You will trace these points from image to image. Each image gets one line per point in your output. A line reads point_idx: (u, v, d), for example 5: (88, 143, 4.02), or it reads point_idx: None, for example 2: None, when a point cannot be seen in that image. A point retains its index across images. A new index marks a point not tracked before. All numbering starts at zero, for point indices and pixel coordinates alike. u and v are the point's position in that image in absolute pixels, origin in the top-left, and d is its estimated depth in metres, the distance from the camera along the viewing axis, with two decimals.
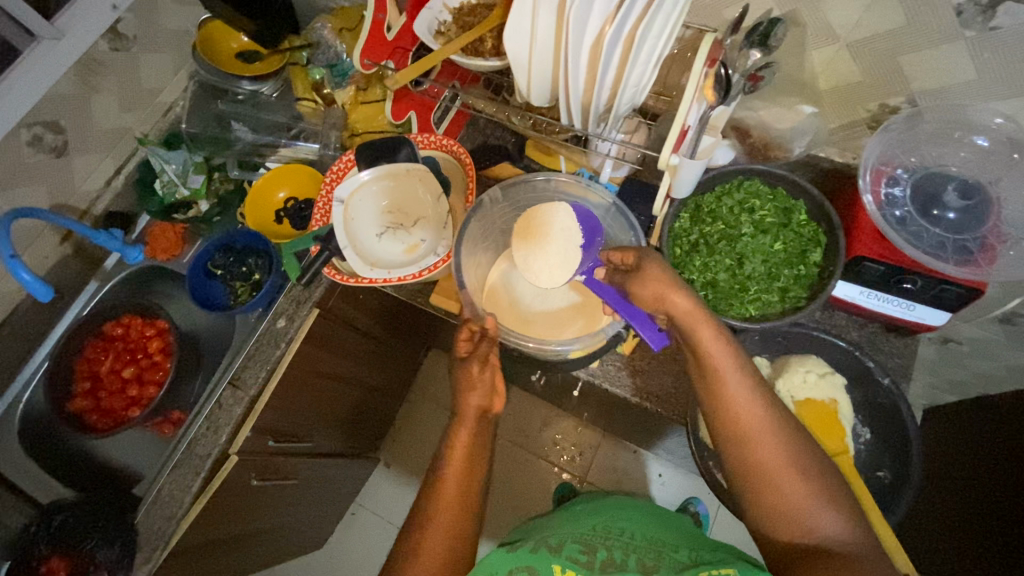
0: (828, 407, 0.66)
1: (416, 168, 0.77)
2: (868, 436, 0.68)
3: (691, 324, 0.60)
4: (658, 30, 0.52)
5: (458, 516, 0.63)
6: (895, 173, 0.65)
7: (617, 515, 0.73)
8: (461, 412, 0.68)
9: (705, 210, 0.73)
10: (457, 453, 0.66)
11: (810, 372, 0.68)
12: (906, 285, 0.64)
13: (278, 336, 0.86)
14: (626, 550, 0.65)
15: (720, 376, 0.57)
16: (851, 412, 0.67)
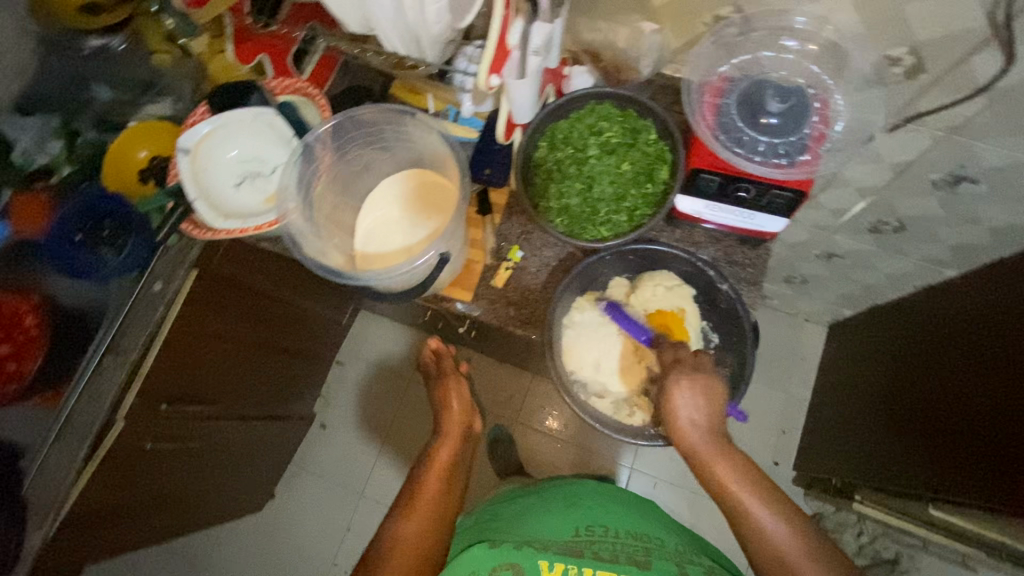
0: (676, 315, 0.72)
1: (264, 112, 0.75)
2: (715, 341, 0.73)
3: (685, 440, 0.66)
4: None
5: (435, 504, 0.77)
6: (727, 83, 0.67)
7: (600, 509, 0.88)
8: (445, 415, 0.89)
9: (559, 136, 0.73)
10: (445, 449, 0.84)
11: (658, 285, 0.73)
12: (741, 194, 0.67)
13: (154, 299, 0.85)
14: (615, 548, 0.80)
15: (695, 448, 0.66)
16: (698, 319, 0.73)
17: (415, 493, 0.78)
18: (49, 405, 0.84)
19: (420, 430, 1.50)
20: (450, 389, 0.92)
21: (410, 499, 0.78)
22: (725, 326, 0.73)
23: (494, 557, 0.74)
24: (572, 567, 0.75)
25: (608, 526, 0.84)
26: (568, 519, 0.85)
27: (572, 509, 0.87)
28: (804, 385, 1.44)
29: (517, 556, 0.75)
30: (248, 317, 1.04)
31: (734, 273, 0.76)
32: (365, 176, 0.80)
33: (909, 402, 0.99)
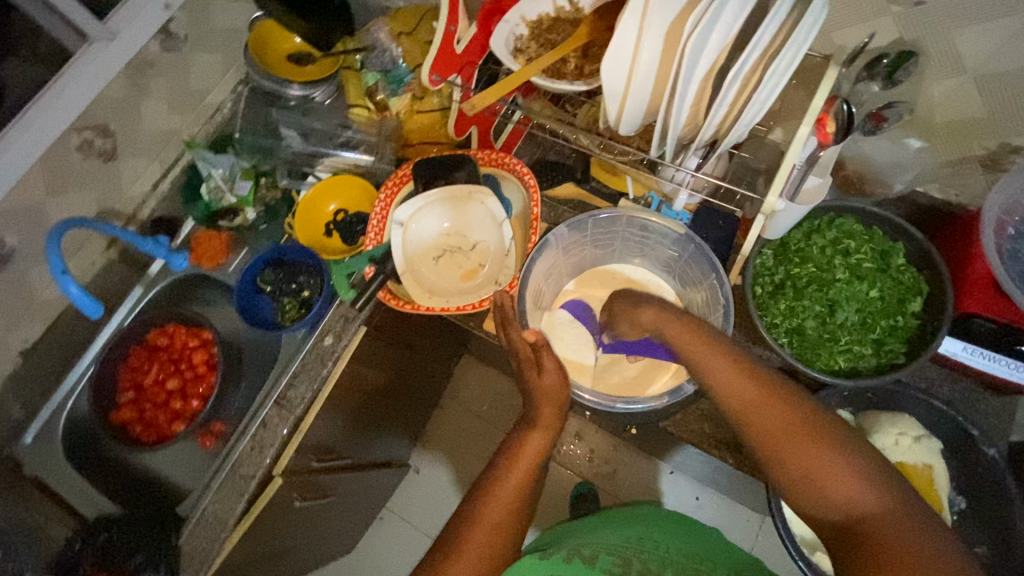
0: (924, 473, 0.63)
1: (477, 189, 0.72)
2: (960, 504, 0.65)
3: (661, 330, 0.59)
4: (783, 67, 0.45)
5: (501, 537, 0.57)
6: (1019, 225, 0.59)
7: (646, 525, 0.75)
8: (537, 410, 0.66)
9: (792, 249, 0.67)
10: (528, 456, 0.62)
11: (906, 433, 0.63)
12: (1022, 348, 0.58)
13: (325, 355, 0.83)
14: (667, 563, 0.66)
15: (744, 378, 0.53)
16: (947, 482, 0.64)
17: (473, 510, 0.58)
18: (210, 443, 0.86)
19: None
20: (546, 387, 0.67)
21: (469, 518, 0.58)
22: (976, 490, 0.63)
23: (543, 566, 0.62)
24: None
25: (664, 543, 0.71)
26: (618, 532, 0.73)
27: (618, 524, 0.76)
28: None
29: (564, 566, 0.63)
30: (386, 370, 1.00)
31: (978, 423, 0.67)
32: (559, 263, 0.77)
33: None
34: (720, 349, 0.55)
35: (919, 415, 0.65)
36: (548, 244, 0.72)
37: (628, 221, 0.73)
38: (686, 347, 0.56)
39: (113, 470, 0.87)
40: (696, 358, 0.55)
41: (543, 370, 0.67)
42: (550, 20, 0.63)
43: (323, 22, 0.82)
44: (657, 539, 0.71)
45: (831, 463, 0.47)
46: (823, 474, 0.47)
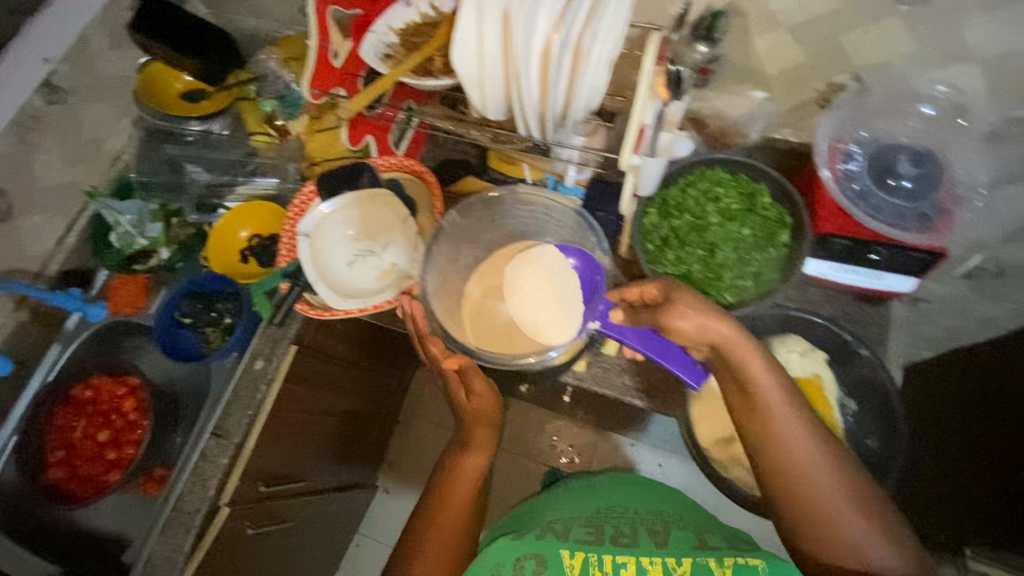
0: (812, 382, 0.69)
1: (380, 192, 0.77)
2: (852, 407, 0.71)
3: (736, 352, 0.60)
4: (603, 36, 0.53)
5: (458, 529, 0.72)
6: (849, 148, 0.66)
7: (609, 493, 0.86)
8: (472, 432, 0.77)
9: (672, 203, 0.74)
10: (472, 467, 0.76)
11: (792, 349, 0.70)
12: (873, 256, 0.66)
13: (257, 378, 0.84)
14: (632, 524, 0.79)
15: (774, 412, 0.61)
16: (833, 384, 0.70)
17: (433, 511, 0.73)
18: (152, 489, 0.84)
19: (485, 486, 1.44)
20: (478, 410, 0.76)
21: (428, 511, 0.74)
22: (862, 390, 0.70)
23: (513, 549, 0.71)
24: (593, 554, 0.71)
25: (625, 505, 0.83)
26: (585, 503, 0.84)
27: (587, 496, 0.86)
28: None
29: (538, 546, 0.72)
30: (329, 387, 1.01)
31: (859, 332, 0.74)
32: (471, 249, 0.78)
33: None
34: (763, 366, 0.61)
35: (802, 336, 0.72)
36: (442, 228, 0.75)
37: (515, 197, 0.76)
38: (771, 413, 0.61)
39: (50, 532, 0.84)
40: (772, 437, 0.61)
41: (472, 398, 0.76)
42: (415, 26, 0.70)
43: (209, 56, 0.84)
44: (617, 498, 0.85)
45: (867, 530, 0.58)
46: (826, 508, 0.59)
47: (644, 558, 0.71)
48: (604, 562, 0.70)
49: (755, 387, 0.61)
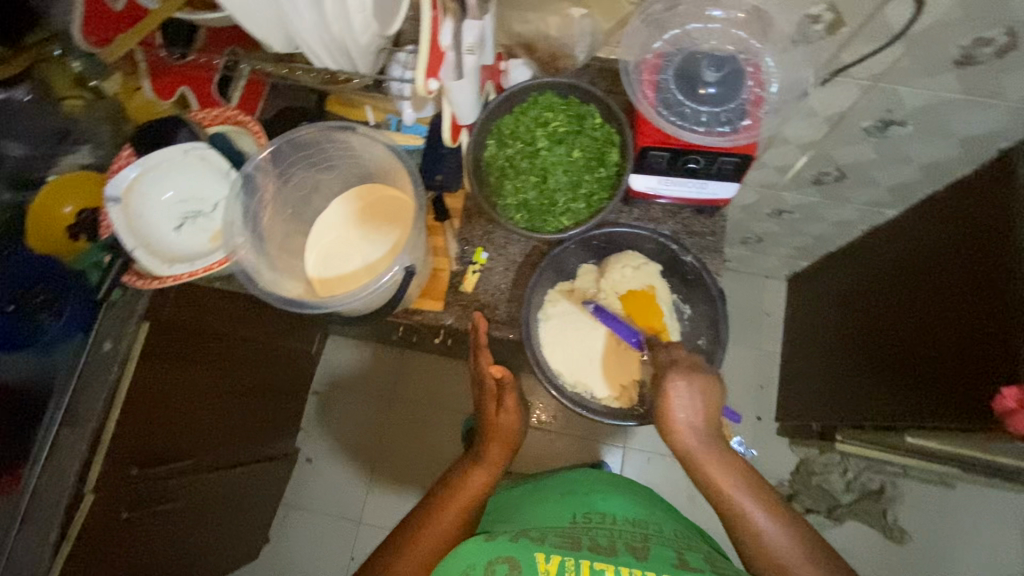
0: (647, 293, 0.74)
1: (194, 146, 0.72)
2: (688, 311, 0.76)
3: (699, 464, 0.66)
4: None
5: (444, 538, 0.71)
6: (662, 61, 0.68)
7: (589, 494, 0.82)
8: (487, 449, 0.80)
9: (506, 133, 0.74)
10: (490, 474, 0.78)
11: (628, 264, 0.74)
12: (692, 165, 0.69)
13: (107, 359, 0.80)
14: (611, 536, 0.72)
15: (703, 469, 0.66)
16: (669, 294, 0.75)
17: (429, 514, 0.73)
18: (10, 487, 0.77)
19: (414, 437, 1.49)
20: (501, 426, 0.81)
21: (418, 525, 0.72)
22: (696, 296, 0.75)
23: (489, 547, 0.66)
24: (569, 559, 0.65)
25: (607, 512, 0.78)
26: (563, 512, 0.78)
27: (566, 502, 0.81)
28: (775, 340, 1.50)
29: (511, 548, 0.66)
30: (215, 362, 1.00)
31: (696, 243, 0.78)
32: (314, 199, 0.76)
33: (871, 344, 1.07)
34: (694, 434, 0.66)
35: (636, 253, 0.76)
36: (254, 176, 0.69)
37: (331, 132, 0.71)
38: (731, 502, 0.66)
39: None
40: (696, 445, 0.66)
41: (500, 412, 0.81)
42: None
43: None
44: (597, 504, 0.80)
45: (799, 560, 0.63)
46: (767, 546, 0.64)
47: (621, 569, 0.64)
48: (582, 567, 0.64)
49: (685, 450, 0.67)
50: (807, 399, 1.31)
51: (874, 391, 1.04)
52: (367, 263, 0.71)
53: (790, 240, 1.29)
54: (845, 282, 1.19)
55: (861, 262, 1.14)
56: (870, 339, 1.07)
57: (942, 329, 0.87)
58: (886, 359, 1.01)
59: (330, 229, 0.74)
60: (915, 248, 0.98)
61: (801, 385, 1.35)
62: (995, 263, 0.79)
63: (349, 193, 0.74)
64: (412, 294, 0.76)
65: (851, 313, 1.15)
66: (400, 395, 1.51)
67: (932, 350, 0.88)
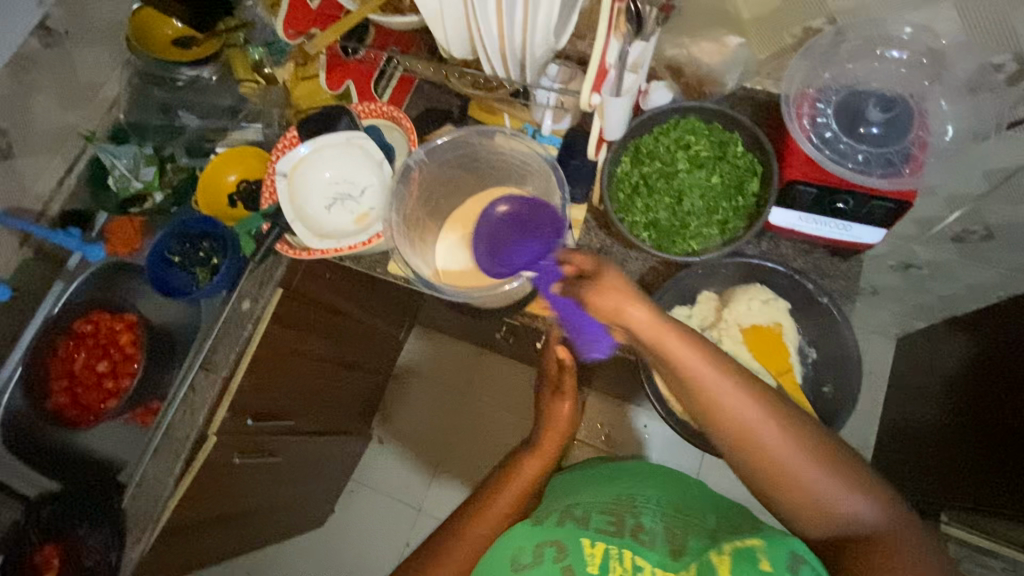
0: (772, 329, 0.72)
1: (355, 135, 0.78)
2: (814, 356, 0.74)
3: (657, 337, 0.54)
4: None
5: (510, 507, 0.72)
6: (820, 96, 0.67)
7: (636, 471, 0.76)
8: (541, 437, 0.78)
9: (644, 152, 0.74)
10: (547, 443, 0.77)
11: (756, 297, 0.72)
12: (840, 206, 0.66)
13: (243, 316, 0.88)
14: (655, 519, 0.67)
15: (660, 340, 0.54)
16: (794, 333, 0.73)
17: (495, 489, 0.73)
18: (145, 419, 0.90)
19: (484, 435, 1.52)
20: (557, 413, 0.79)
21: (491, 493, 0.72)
22: (824, 340, 0.72)
23: (540, 531, 0.67)
24: (613, 547, 0.64)
25: (650, 495, 0.70)
26: (607, 483, 0.75)
27: (609, 476, 0.76)
28: (876, 401, 1.40)
29: (559, 530, 0.66)
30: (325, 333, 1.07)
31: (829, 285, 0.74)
32: (452, 194, 0.80)
33: (993, 416, 0.98)
34: (709, 349, 0.54)
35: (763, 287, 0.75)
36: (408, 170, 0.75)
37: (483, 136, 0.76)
38: (704, 387, 0.54)
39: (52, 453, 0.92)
40: (660, 336, 0.54)
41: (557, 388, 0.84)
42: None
43: None
44: (640, 483, 0.73)
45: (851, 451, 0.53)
46: (817, 486, 0.54)
47: (660, 574, 0.61)
48: (625, 559, 0.62)
49: (637, 326, 0.55)
50: (900, 463, 1.23)
51: (992, 469, 0.95)
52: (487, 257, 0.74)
53: (911, 296, 1.20)
54: (964, 340, 1.10)
55: (982, 324, 1.06)
56: (991, 410, 0.99)
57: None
58: (1016, 436, 0.91)
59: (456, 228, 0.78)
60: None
61: (899, 450, 1.25)
62: None
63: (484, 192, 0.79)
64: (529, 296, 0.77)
65: (971, 375, 1.05)
66: (474, 393, 1.54)
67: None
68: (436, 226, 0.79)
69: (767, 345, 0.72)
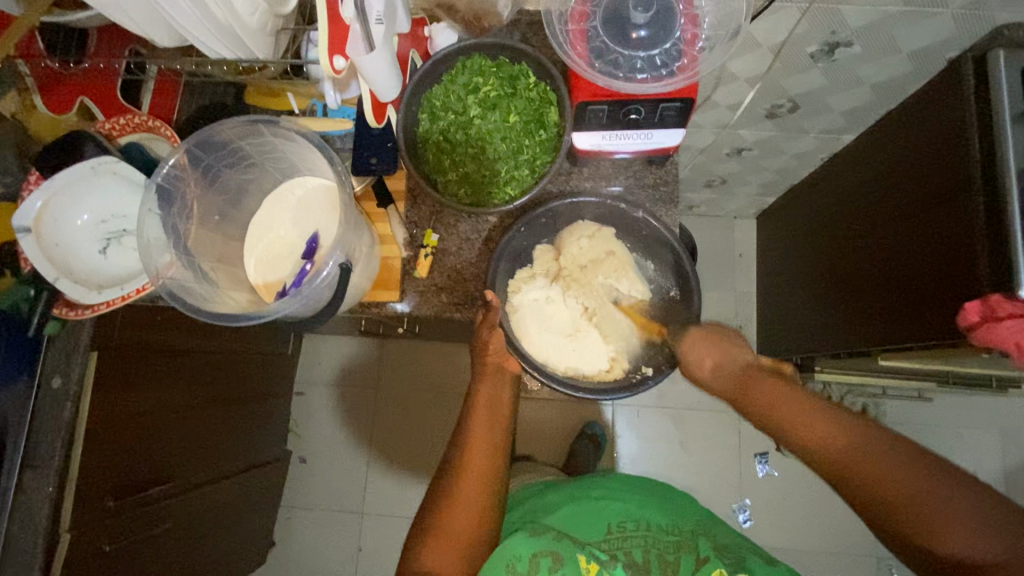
0: (607, 259, 0.73)
1: (104, 160, 0.67)
2: (651, 268, 0.75)
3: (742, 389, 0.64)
4: None
5: (461, 555, 0.61)
6: (589, 8, 0.64)
7: (616, 494, 0.76)
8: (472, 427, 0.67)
9: (438, 104, 0.70)
10: (472, 441, 0.66)
11: (580, 236, 0.73)
12: (633, 116, 0.65)
13: (58, 397, 0.73)
14: (646, 548, 0.69)
15: (747, 392, 0.64)
16: (627, 256, 0.74)
17: (452, 483, 0.64)
18: None
19: (418, 430, 1.46)
20: (490, 398, 0.69)
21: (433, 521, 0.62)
22: (655, 249, 0.75)
23: (534, 541, 0.67)
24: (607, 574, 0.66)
25: (640, 521, 0.72)
26: (593, 518, 0.73)
27: (594, 498, 0.75)
28: (749, 279, 1.50)
29: (555, 545, 0.68)
30: (186, 378, 0.96)
31: (652, 195, 0.77)
32: (246, 202, 0.71)
33: (847, 267, 1.03)
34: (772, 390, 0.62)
35: (588, 217, 0.75)
36: (166, 187, 0.65)
37: (269, 128, 0.67)
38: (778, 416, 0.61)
39: None
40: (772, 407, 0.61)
41: (481, 378, 0.70)
42: None
43: None
44: (630, 512, 0.74)
45: (918, 477, 0.52)
46: (900, 489, 0.53)
47: None
48: None
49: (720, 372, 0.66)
50: (785, 329, 1.30)
51: (851, 311, 1.02)
52: (302, 262, 0.67)
53: (753, 176, 1.27)
54: (816, 206, 1.16)
55: (829, 184, 1.11)
56: (843, 262, 1.05)
57: (922, 248, 0.82)
58: (860, 284, 0.99)
59: (281, 229, 0.69)
60: (886, 165, 0.93)
61: (777, 317, 1.35)
62: (964, 177, 0.75)
63: (280, 187, 0.70)
64: (363, 288, 0.73)
65: (827, 232, 1.11)
66: (385, 383, 1.49)
67: (907, 272, 0.86)
68: (236, 240, 0.70)
69: (611, 277, 0.73)
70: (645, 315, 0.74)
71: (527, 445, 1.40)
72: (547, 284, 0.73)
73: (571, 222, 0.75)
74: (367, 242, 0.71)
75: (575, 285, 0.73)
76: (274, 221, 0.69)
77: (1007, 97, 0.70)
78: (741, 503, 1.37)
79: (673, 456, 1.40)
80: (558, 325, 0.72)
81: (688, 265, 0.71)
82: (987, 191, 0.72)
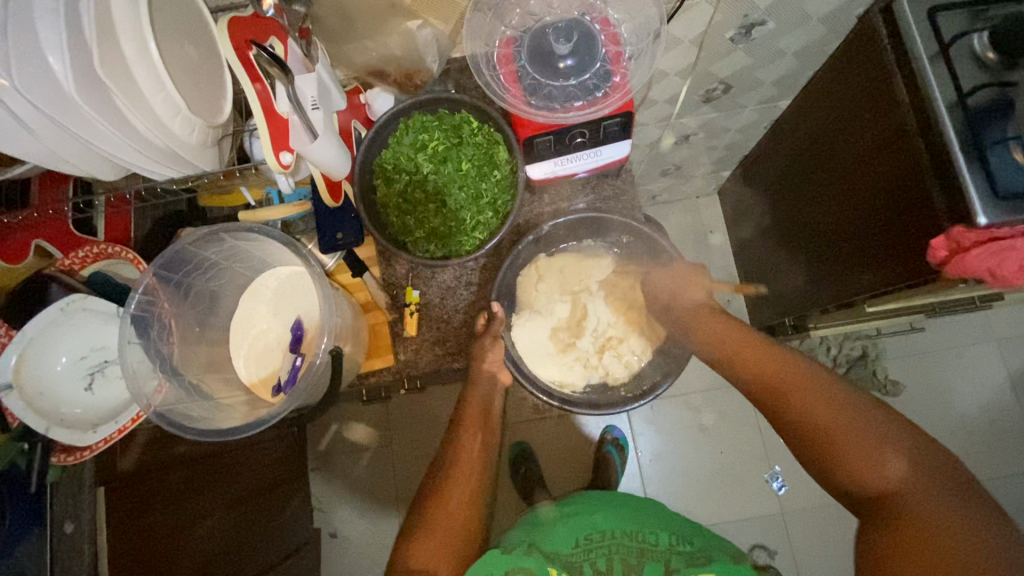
0: (565, 267, 0.79)
1: (69, 300, 0.67)
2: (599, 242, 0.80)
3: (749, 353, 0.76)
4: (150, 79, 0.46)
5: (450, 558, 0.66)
6: (513, 48, 0.66)
7: (589, 510, 0.72)
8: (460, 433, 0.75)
9: (391, 168, 0.70)
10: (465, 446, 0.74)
11: (536, 282, 0.78)
12: (580, 139, 0.68)
13: (72, 544, 0.70)
14: (610, 556, 0.65)
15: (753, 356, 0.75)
16: (574, 252, 0.80)
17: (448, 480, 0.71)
18: None
19: None
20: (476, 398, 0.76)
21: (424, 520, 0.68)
22: (588, 229, 0.78)
23: (507, 559, 0.64)
24: None
25: (606, 529, 0.69)
26: (563, 530, 0.70)
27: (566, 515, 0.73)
28: (725, 253, 1.53)
29: (526, 561, 0.64)
30: (201, 485, 0.93)
31: (613, 205, 0.79)
32: (222, 302, 0.71)
33: (813, 223, 1.06)
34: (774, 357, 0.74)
35: (563, 230, 0.78)
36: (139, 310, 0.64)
37: (231, 235, 0.66)
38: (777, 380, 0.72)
39: None
40: (776, 373, 0.73)
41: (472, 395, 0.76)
42: None
43: None
44: (595, 522, 0.70)
45: (881, 444, 0.63)
46: (855, 454, 0.63)
47: None
48: None
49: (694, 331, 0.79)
50: (770, 293, 1.33)
51: (827, 265, 1.04)
52: (292, 353, 0.68)
53: (705, 157, 1.30)
54: (771, 167, 1.19)
55: (778, 148, 1.14)
56: (808, 218, 1.08)
57: (878, 194, 0.85)
58: (828, 239, 1.02)
59: (267, 324, 0.69)
60: (826, 120, 0.96)
61: (761, 283, 1.37)
62: (900, 122, 0.78)
63: (251, 285, 0.70)
64: (357, 360, 0.73)
65: (787, 193, 1.14)
66: (398, 438, 1.48)
67: (867, 220, 0.89)
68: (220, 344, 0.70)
69: (570, 277, 0.79)
70: (619, 293, 0.81)
71: (553, 464, 1.40)
72: (534, 342, 0.77)
73: (518, 277, 0.78)
74: (352, 315, 0.71)
75: (543, 310, 0.78)
76: (259, 317, 0.70)
77: (920, 41, 0.73)
78: (773, 471, 1.38)
79: (695, 441, 1.41)
80: (546, 347, 0.78)
81: (616, 217, 0.75)
82: (923, 132, 0.75)
